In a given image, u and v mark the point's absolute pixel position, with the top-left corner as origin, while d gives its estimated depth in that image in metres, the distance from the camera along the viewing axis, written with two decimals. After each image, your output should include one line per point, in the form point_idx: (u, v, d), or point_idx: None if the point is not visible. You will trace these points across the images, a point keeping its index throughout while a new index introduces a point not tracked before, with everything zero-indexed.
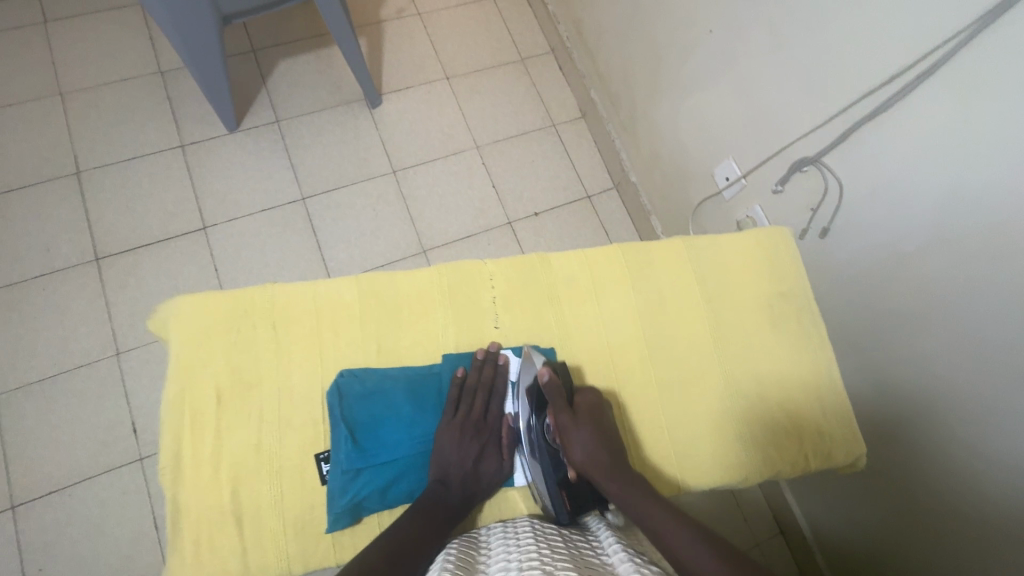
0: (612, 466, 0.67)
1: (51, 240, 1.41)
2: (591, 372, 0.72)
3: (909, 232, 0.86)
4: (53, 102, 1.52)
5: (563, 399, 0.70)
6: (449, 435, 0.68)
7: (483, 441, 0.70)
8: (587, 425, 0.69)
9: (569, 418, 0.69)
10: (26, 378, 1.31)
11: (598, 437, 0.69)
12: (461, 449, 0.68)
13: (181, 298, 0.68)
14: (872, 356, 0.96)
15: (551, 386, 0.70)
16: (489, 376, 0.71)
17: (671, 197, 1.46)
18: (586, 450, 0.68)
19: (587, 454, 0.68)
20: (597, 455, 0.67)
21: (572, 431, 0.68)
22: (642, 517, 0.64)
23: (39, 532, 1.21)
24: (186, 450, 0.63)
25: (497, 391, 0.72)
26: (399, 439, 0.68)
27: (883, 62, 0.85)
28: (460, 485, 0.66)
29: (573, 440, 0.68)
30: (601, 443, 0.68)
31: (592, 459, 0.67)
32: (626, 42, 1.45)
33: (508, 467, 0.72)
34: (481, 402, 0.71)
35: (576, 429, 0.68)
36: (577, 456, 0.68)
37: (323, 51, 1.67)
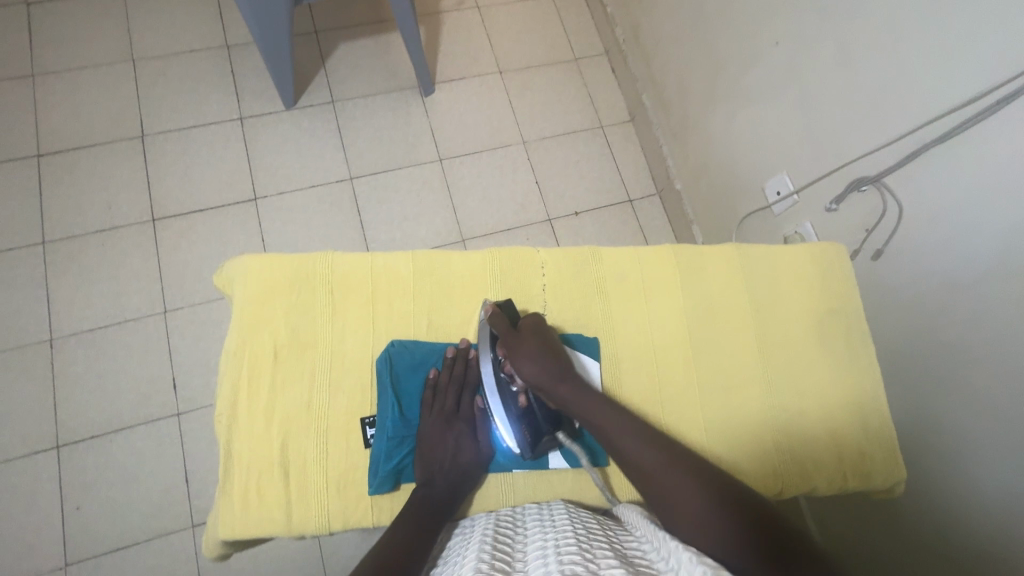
0: (562, 371, 0.69)
1: (112, 198, 1.48)
2: (539, 326, 0.72)
3: (969, 261, 0.83)
4: (125, 67, 1.59)
5: (506, 325, 0.70)
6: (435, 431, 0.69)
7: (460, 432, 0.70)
8: (531, 339, 0.69)
9: (514, 338, 0.69)
10: (80, 325, 1.37)
11: (563, 380, 0.69)
12: (444, 442, 0.69)
13: (247, 257, 0.72)
14: (915, 385, 0.94)
15: (496, 319, 0.70)
16: (462, 370, 0.72)
17: (716, 207, 1.45)
18: (536, 360, 0.68)
19: (535, 365, 0.68)
20: (546, 367, 0.68)
21: (516, 346, 0.69)
22: (603, 432, 0.67)
23: (78, 473, 1.27)
24: (242, 400, 0.66)
25: (473, 383, 0.73)
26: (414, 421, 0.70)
27: (957, 86, 0.83)
28: (444, 474, 0.66)
29: (521, 358, 0.68)
30: (549, 360, 0.69)
31: (541, 369, 0.68)
32: (684, 48, 1.45)
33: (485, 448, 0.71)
34: (455, 396, 0.72)
35: (527, 341, 0.69)
36: (528, 372, 0.68)
37: (382, 37, 1.71)
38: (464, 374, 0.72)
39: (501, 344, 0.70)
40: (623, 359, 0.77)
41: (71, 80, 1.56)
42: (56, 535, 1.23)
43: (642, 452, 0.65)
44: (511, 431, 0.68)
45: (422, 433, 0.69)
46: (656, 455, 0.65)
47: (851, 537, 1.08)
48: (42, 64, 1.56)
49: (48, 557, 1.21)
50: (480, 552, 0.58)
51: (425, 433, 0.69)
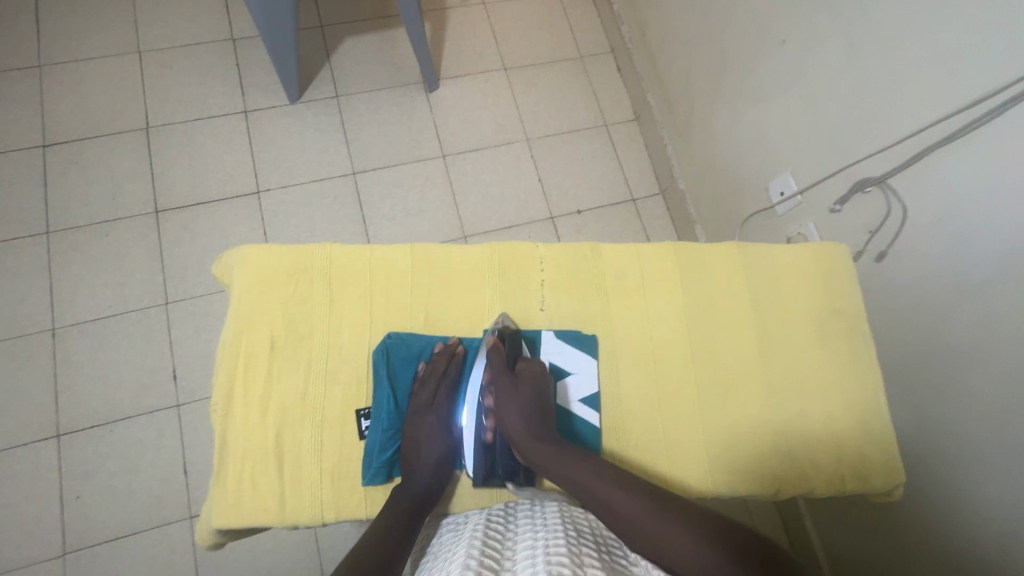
0: (542, 432, 0.67)
1: (117, 189, 1.49)
2: (536, 377, 0.70)
3: (973, 264, 0.82)
4: (131, 59, 1.60)
5: (504, 366, 0.70)
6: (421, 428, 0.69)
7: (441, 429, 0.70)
8: (525, 393, 0.69)
9: (508, 383, 0.69)
10: (82, 315, 1.38)
11: (541, 438, 0.67)
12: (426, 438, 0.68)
13: (246, 247, 0.72)
14: (917, 388, 0.93)
15: (494, 355, 0.70)
16: (447, 368, 0.71)
17: (719, 207, 1.44)
18: (523, 415, 0.68)
19: (519, 420, 0.68)
20: (531, 427, 0.68)
21: (508, 396, 0.68)
22: (573, 477, 0.65)
23: (78, 462, 1.28)
24: (237, 389, 0.66)
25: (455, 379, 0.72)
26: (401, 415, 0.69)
27: (964, 85, 0.82)
28: (428, 468, 0.66)
29: (506, 408, 0.68)
30: (534, 417, 0.68)
31: (522, 424, 0.68)
32: (690, 47, 1.44)
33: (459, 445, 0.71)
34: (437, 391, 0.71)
35: (525, 391, 0.69)
36: (511, 424, 0.68)
37: (387, 32, 1.71)
38: (448, 370, 0.71)
39: (492, 386, 0.70)
40: (622, 358, 0.76)
41: (78, 71, 1.57)
42: (56, 524, 1.23)
43: (621, 498, 0.63)
44: (471, 439, 0.70)
45: (406, 429, 0.68)
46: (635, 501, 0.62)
47: (847, 538, 1.08)
48: (49, 55, 1.57)
49: (47, 546, 1.22)
50: (469, 552, 0.58)
51: (410, 430, 0.68)
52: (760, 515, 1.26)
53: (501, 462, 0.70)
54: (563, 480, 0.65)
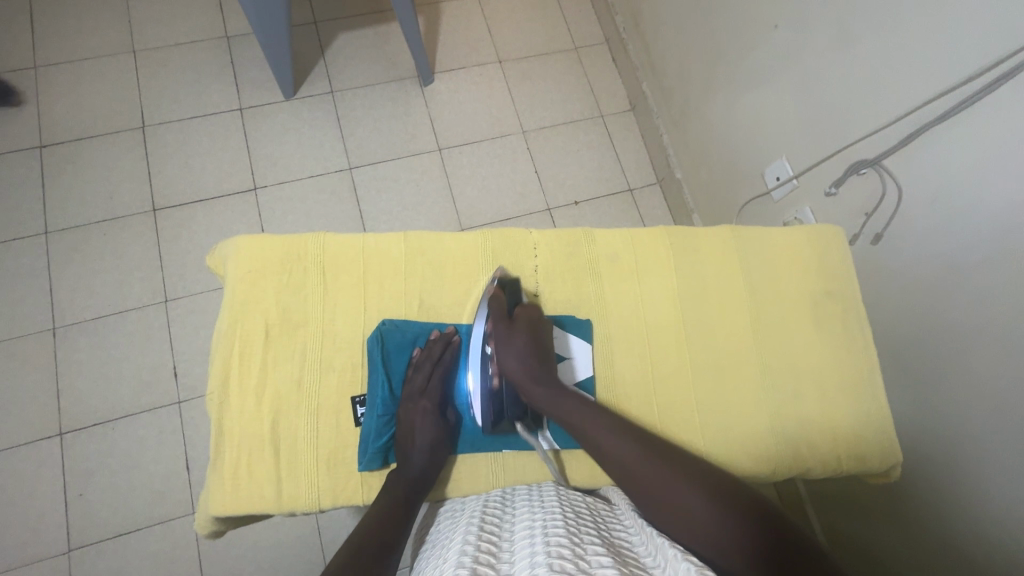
0: (543, 374, 0.68)
1: (114, 188, 1.49)
2: (534, 321, 0.71)
3: (969, 243, 0.82)
4: (126, 59, 1.60)
5: (501, 312, 0.70)
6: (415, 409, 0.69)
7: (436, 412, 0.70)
8: (522, 336, 0.69)
9: (506, 329, 0.70)
10: (83, 314, 1.39)
11: (541, 381, 0.68)
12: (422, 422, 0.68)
13: (239, 238, 0.72)
14: (914, 369, 0.92)
15: (495, 302, 0.70)
16: (442, 353, 0.71)
17: (716, 195, 1.43)
18: (521, 359, 0.69)
19: (519, 362, 0.68)
20: (533, 370, 0.68)
21: (507, 338, 0.69)
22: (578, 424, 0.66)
23: (81, 459, 1.28)
24: (233, 378, 0.67)
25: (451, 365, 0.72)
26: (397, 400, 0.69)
27: (958, 63, 0.81)
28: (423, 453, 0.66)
29: (508, 352, 0.69)
30: (534, 357, 0.69)
31: (524, 368, 0.68)
32: (684, 35, 1.43)
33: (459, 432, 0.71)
34: (432, 376, 0.71)
35: (527, 331, 0.70)
36: (511, 368, 0.69)
37: (381, 27, 1.71)
38: (442, 356, 0.72)
39: (492, 335, 0.71)
40: (617, 342, 0.76)
41: (73, 72, 1.57)
42: (60, 521, 1.24)
43: (619, 445, 0.64)
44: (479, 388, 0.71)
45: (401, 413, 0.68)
46: (640, 466, 0.62)
47: (847, 520, 1.08)
48: (45, 56, 1.57)
49: (52, 543, 1.23)
50: (466, 537, 0.58)
51: (404, 413, 0.68)
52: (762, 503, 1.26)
53: (510, 406, 0.70)
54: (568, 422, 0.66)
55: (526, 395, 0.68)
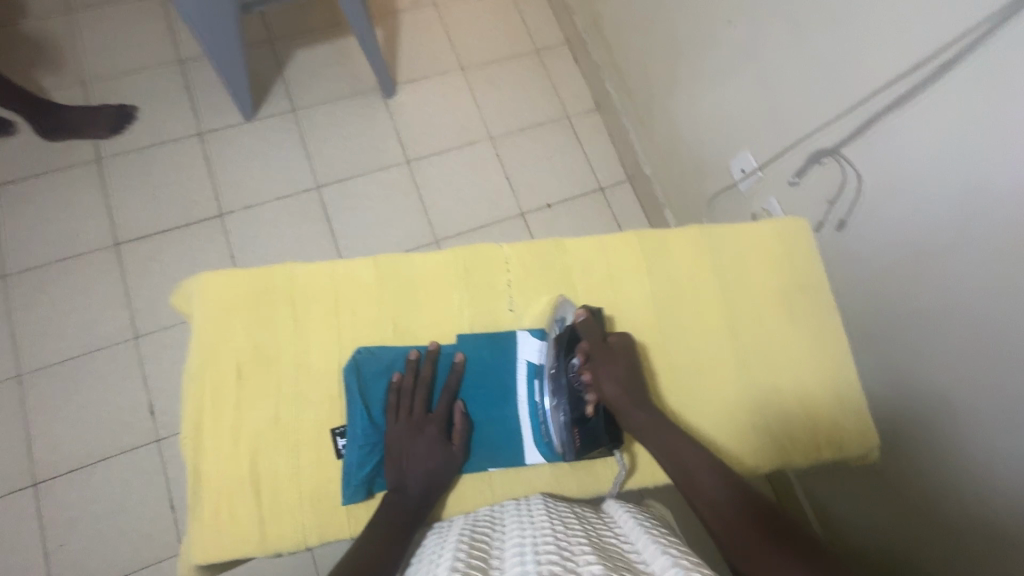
0: (643, 399, 0.70)
1: (73, 225, 1.44)
2: (628, 348, 0.73)
3: (928, 225, 0.85)
4: (75, 90, 1.55)
5: (597, 337, 0.72)
6: (400, 436, 0.66)
7: (428, 437, 0.66)
8: (621, 362, 0.71)
9: (605, 353, 0.71)
10: (49, 358, 1.34)
11: (641, 407, 0.70)
12: (414, 449, 0.66)
13: (205, 275, 0.70)
14: (888, 350, 0.95)
15: (586, 325, 0.72)
16: (426, 373, 0.69)
17: (685, 189, 1.45)
18: (620, 383, 0.70)
19: (620, 386, 0.70)
20: (631, 394, 0.70)
21: (608, 364, 0.70)
22: (671, 450, 0.68)
23: (59, 508, 1.24)
24: (207, 422, 0.65)
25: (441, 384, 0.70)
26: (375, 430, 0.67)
27: (903, 54, 0.84)
28: (419, 482, 0.65)
29: (608, 373, 0.70)
30: (631, 380, 0.71)
31: (623, 393, 0.70)
32: (642, 33, 1.44)
33: (460, 454, 0.68)
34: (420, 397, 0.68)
35: (624, 358, 0.72)
36: (610, 392, 0.69)
37: (340, 41, 1.68)
38: (426, 375, 0.69)
39: (590, 359, 0.70)
40: None
41: None
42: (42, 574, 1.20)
43: (716, 488, 0.65)
44: (573, 410, 0.69)
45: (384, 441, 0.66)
46: (723, 492, 0.64)
47: (842, 507, 1.09)
48: None
49: None
50: (456, 553, 0.57)
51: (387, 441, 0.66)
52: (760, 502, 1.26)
53: (606, 431, 0.70)
54: (664, 447, 0.68)
55: (627, 416, 0.70)
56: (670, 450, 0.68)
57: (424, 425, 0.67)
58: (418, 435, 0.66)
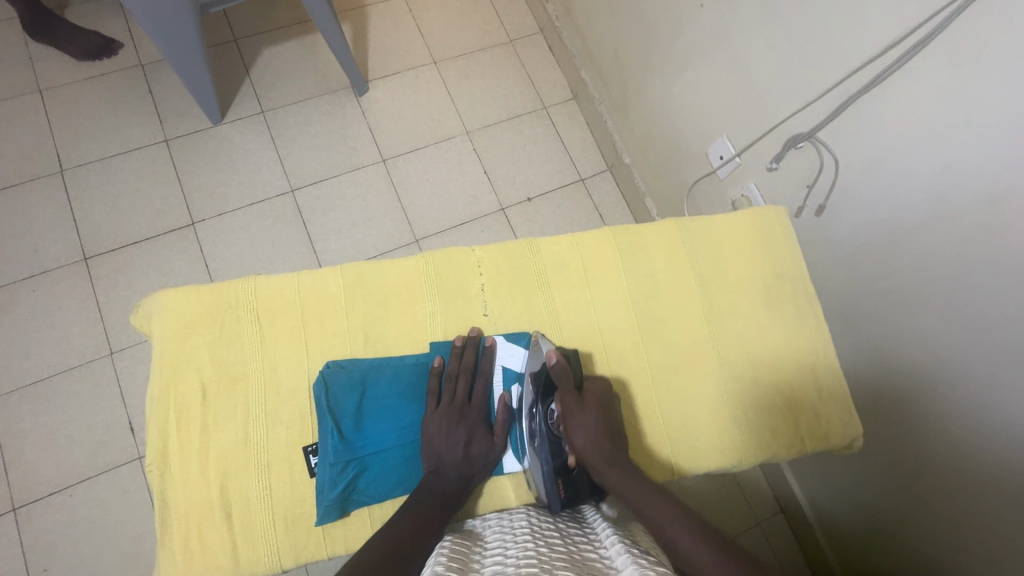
0: (613, 452, 0.66)
1: (38, 240, 1.39)
2: (602, 396, 0.70)
3: (905, 208, 0.84)
4: (32, 100, 1.49)
5: (572, 384, 0.68)
6: (435, 423, 0.67)
7: (469, 425, 0.68)
8: (594, 411, 0.68)
9: (577, 401, 0.67)
10: (21, 380, 1.30)
11: (613, 462, 0.66)
12: (451, 437, 0.66)
13: (162, 293, 0.67)
14: (869, 334, 0.95)
15: (561, 371, 0.68)
16: (470, 361, 0.70)
17: (665, 177, 1.43)
18: (590, 436, 0.66)
19: (591, 440, 0.66)
20: (602, 448, 0.66)
21: (579, 417, 0.67)
22: (641, 506, 0.64)
23: (41, 532, 1.21)
24: (172, 447, 0.62)
25: (481, 371, 0.71)
26: (385, 429, 0.67)
27: (875, 33, 0.82)
28: (455, 467, 0.65)
29: (577, 426, 0.66)
30: (605, 434, 0.67)
31: (594, 446, 0.66)
32: (615, 19, 1.42)
33: (501, 445, 0.69)
34: (464, 385, 0.70)
35: (600, 408, 0.68)
36: (580, 445, 0.66)
37: (306, 38, 1.63)
38: (470, 363, 0.70)
39: (560, 407, 0.67)
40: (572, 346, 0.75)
41: None
42: None
43: (696, 546, 0.60)
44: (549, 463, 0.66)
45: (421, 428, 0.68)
46: (705, 546, 0.59)
47: (837, 496, 1.09)
48: None
49: None
50: (435, 558, 0.56)
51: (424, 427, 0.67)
52: (758, 501, 1.26)
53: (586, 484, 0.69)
54: (640, 510, 0.64)
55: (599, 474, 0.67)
56: (640, 509, 0.64)
57: (466, 412, 0.69)
58: (455, 422, 0.67)
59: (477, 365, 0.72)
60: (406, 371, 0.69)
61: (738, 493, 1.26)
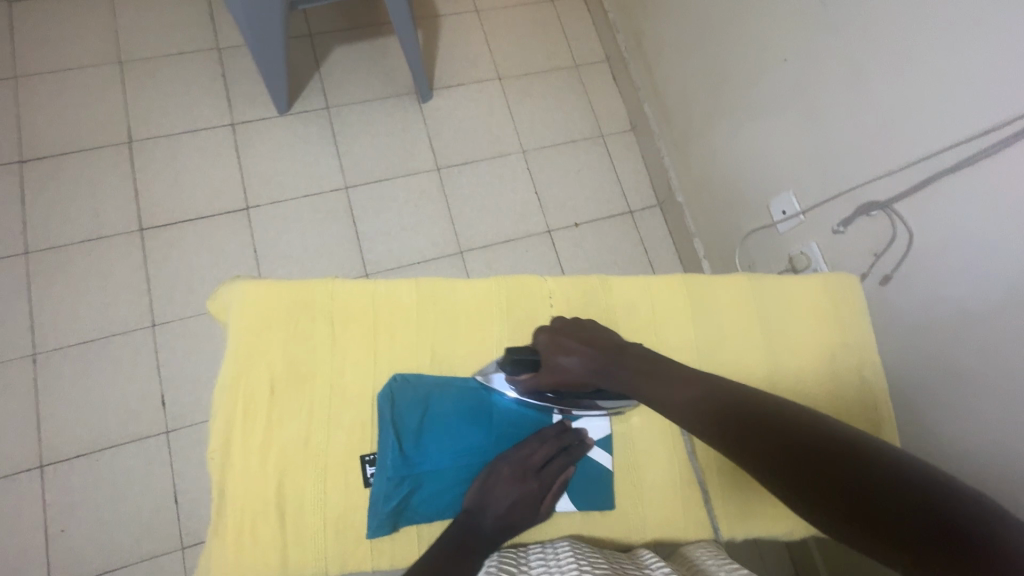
0: (596, 361, 0.69)
1: (99, 206, 1.43)
2: (558, 333, 0.71)
3: (978, 292, 0.82)
4: (111, 69, 1.54)
5: (530, 367, 0.69)
6: (500, 473, 0.66)
7: (526, 489, 0.65)
8: (560, 353, 0.70)
9: (542, 367, 0.70)
10: (65, 340, 1.33)
11: (610, 370, 0.69)
12: (503, 487, 0.65)
13: (243, 282, 0.68)
14: (922, 413, 0.93)
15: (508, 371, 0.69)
16: (566, 440, 0.70)
17: (718, 221, 1.42)
18: (579, 368, 0.69)
19: (579, 369, 0.69)
20: (588, 364, 0.69)
21: (550, 366, 0.69)
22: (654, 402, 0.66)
23: (64, 492, 1.23)
24: (236, 437, 0.63)
25: (570, 455, 0.70)
26: (448, 471, 0.67)
27: (972, 115, 0.81)
28: (495, 524, 0.63)
29: (562, 370, 0.69)
30: (589, 356, 0.69)
31: (583, 371, 0.69)
32: (687, 60, 1.43)
33: (541, 514, 0.67)
34: (546, 455, 0.68)
35: (563, 346, 0.70)
36: (576, 376, 0.69)
37: (378, 40, 1.67)
38: (564, 441, 0.70)
39: (536, 377, 0.70)
40: None
41: (55, 82, 1.51)
42: (41, 559, 1.19)
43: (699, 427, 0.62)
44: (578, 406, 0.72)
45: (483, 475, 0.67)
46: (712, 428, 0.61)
47: None
48: (25, 65, 1.50)
49: None
50: None
51: (487, 473, 0.66)
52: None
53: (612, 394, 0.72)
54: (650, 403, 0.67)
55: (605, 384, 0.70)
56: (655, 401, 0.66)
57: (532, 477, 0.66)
58: (515, 480, 0.65)
59: (573, 446, 0.71)
60: (470, 395, 0.70)
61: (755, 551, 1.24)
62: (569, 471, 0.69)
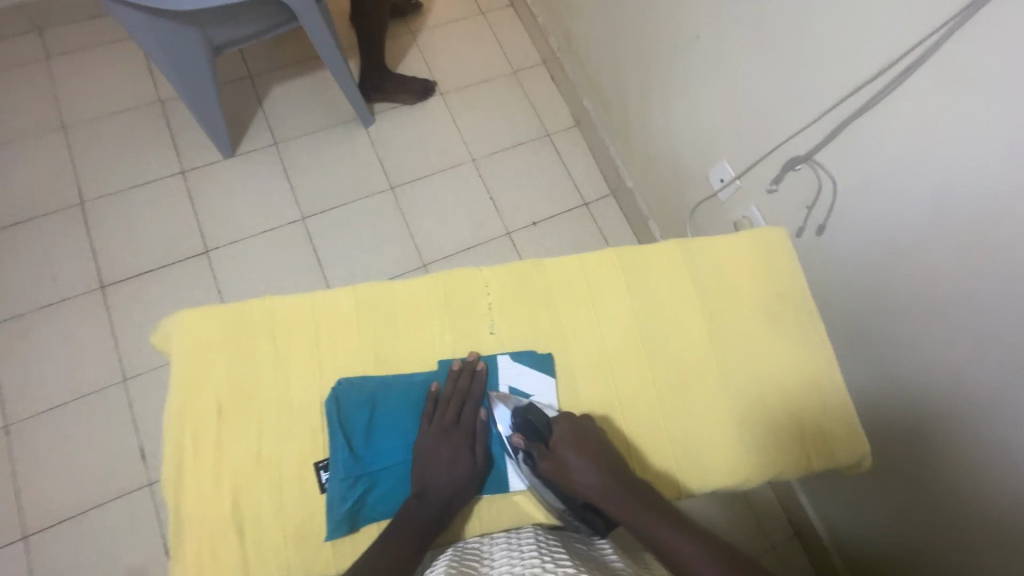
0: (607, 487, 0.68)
1: (57, 270, 1.43)
2: (580, 427, 0.70)
3: (903, 226, 0.86)
4: (57, 136, 1.56)
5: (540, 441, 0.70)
6: (426, 444, 0.68)
7: (456, 447, 0.68)
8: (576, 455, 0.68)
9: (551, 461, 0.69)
10: (35, 408, 1.32)
11: (610, 498, 0.68)
12: (437, 458, 0.67)
13: (182, 312, 0.70)
14: (875, 350, 0.96)
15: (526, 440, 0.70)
16: (465, 384, 0.71)
17: (667, 199, 1.46)
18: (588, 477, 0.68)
19: (587, 482, 0.68)
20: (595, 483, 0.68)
21: (561, 464, 0.68)
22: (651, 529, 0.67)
23: (51, 561, 1.21)
24: (188, 461, 0.65)
25: (476, 397, 0.72)
26: (388, 448, 0.68)
27: (868, 60, 0.85)
28: (440, 492, 0.66)
29: (571, 471, 0.68)
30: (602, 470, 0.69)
31: (590, 485, 0.68)
32: (615, 52, 1.47)
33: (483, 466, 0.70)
34: (456, 408, 0.70)
35: (584, 441, 0.69)
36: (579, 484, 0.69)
37: (318, 74, 1.70)
38: (468, 388, 0.72)
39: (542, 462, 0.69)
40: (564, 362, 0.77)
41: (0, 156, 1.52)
42: None
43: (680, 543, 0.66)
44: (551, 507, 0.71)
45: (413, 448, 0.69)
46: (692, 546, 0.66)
47: (857, 522, 1.08)
48: None
49: None
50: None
51: (415, 447, 0.68)
52: (772, 525, 1.25)
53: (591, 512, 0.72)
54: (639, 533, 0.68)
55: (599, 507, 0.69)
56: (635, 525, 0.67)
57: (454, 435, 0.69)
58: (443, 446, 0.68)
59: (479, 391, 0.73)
60: (415, 388, 0.71)
61: (744, 505, 1.26)
62: (481, 413, 0.72)
